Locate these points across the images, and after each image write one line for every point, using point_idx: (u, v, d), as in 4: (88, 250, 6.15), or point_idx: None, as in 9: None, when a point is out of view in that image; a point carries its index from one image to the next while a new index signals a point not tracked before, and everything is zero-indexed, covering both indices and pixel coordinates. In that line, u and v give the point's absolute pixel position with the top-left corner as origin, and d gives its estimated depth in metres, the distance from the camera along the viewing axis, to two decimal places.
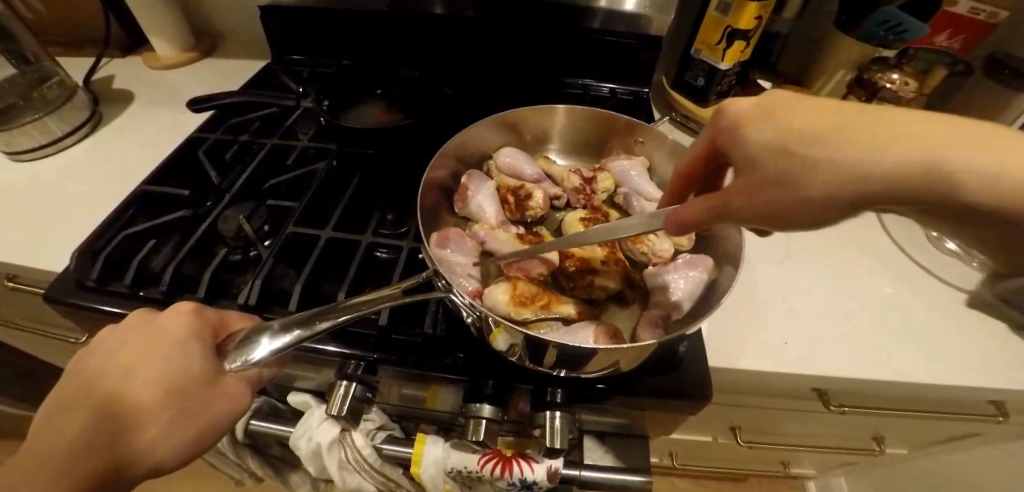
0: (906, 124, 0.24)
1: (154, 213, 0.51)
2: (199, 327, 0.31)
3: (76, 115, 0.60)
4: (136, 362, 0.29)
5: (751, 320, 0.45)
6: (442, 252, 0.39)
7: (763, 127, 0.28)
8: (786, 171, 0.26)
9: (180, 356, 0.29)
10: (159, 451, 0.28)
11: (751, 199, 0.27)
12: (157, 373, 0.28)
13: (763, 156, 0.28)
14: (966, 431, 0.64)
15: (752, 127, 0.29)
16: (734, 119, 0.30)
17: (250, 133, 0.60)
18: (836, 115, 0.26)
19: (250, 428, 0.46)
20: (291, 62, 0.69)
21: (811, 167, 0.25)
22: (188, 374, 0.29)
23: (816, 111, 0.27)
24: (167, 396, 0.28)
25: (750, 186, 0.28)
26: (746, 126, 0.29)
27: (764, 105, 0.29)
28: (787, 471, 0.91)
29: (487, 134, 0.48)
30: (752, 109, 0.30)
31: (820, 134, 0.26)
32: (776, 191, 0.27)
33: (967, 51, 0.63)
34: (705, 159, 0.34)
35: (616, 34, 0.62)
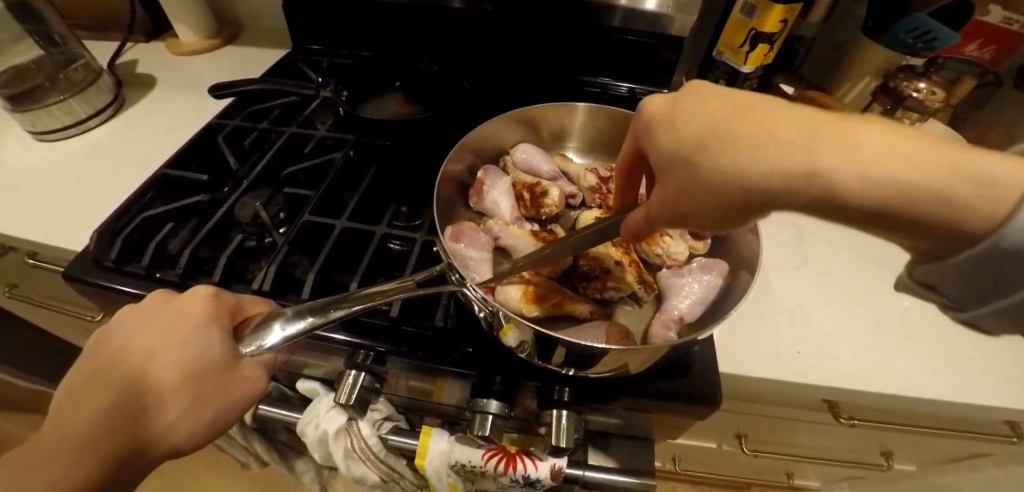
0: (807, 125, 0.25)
1: (173, 196, 0.51)
2: (218, 311, 0.32)
3: (100, 97, 0.61)
4: (156, 346, 0.29)
5: (764, 328, 0.45)
6: (457, 247, 0.38)
7: (676, 127, 0.30)
8: (699, 177, 0.28)
9: (200, 342, 0.30)
10: (177, 433, 0.28)
11: (672, 202, 0.30)
12: (177, 357, 0.29)
13: (678, 159, 0.29)
14: (977, 451, 0.63)
15: (660, 130, 0.31)
16: (651, 118, 0.32)
17: (269, 121, 0.60)
18: (732, 116, 0.28)
19: (259, 413, 0.47)
20: (312, 52, 0.70)
21: (718, 173, 0.27)
22: (208, 359, 0.30)
23: (715, 111, 0.29)
24: (186, 381, 0.29)
25: (670, 190, 0.30)
26: (660, 126, 0.31)
27: (674, 105, 0.31)
28: (791, 482, 0.90)
29: (504, 129, 0.48)
30: (663, 109, 0.31)
31: (718, 139, 0.27)
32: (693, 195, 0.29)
33: (998, 63, 0.60)
34: (640, 158, 0.36)
35: (637, 34, 0.61)
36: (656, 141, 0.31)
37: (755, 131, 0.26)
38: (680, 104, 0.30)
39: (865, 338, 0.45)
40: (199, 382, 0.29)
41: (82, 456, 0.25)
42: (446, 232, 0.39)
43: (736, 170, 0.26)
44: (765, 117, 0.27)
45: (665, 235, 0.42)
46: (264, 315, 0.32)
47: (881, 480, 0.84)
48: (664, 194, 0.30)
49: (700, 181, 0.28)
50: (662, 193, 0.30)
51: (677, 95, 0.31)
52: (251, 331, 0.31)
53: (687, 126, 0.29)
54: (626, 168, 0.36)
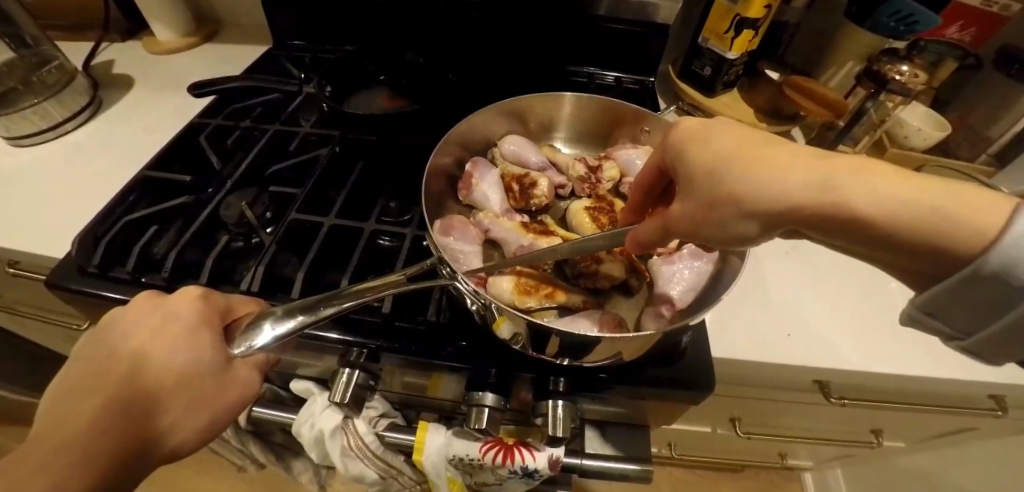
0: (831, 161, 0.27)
1: (157, 198, 0.50)
2: (209, 313, 0.31)
3: (76, 100, 0.60)
4: (150, 350, 0.29)
5: (754, 312, 0.45)
6: (446, 240, 0.38)
7: (703, 145, 0.31)
8: (718, 194, 0.29)
9: (193, 345, 0.29)
10: (179, 432, 0.29)
11: (690, 219, 0.30)
12: (173, 360, 0.29)
13: (701, 174, 0.30)
14: (963, 426, 0.65)
15: (687, 147, 0.31)
16: (680, 136, 0.32)
17: (252, 118, 0.59)
18: (757, 147, 0.29)
19: (253, 415, 0.46)
20: (294, 47, 0.69)
21: (737, 191, 0.28)
22: (204, 362, 0.29)
23: (745, 139, 0.30)
24: (184, 383, 0.29)
25: (690, 205, 0.30)
26: (687, 144, 0.32)
27: (704, 127, 0.32)
28: (784, 463, 0.92)
29: (493, 122, 0.48)
30: (693, 129, 0.32)
31: (742, 162, 0.28)
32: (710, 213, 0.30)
33: (979, 46, 0.63)
34: (658, 176, 0.36)
35: (622, 22, 0.61)
36: (683, 157, 0.32)
37: (777, 161, 0.28)
38: (712, 128, 0.31)
39: (853, 320, 0.46)
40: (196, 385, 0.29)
41: (79, 460, 0.24)
42: (437, 224, 0.39)
43: (754, 190, 0.27)
44: (781, 152, 0.28)
45: None
46: (256, 313, 0.31)
47: (871, 457, 0.86)
48: (683, 210, 0.31)
49: (718, 198, 0.29)
50: (681, 208, 0.31)
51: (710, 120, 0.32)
52: (240, 332, 0.30)
53: (716, 147, 0.30)
54: (642, 185, 0.37)
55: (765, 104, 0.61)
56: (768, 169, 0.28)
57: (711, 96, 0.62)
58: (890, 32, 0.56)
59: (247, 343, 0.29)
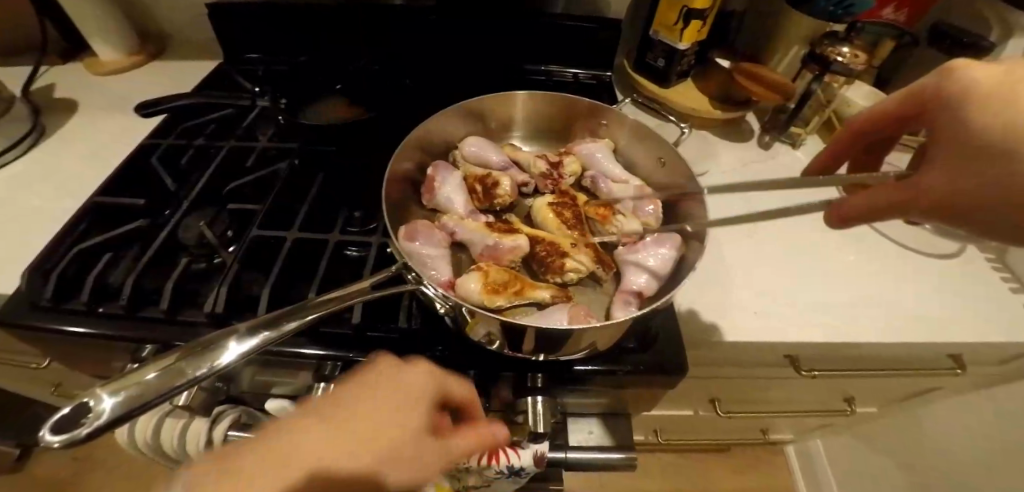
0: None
1: (109, 225, 0.48)
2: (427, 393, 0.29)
3: (16, 128, 0.57)
4: (376, 403, 0.27)
5: (722, 295, 0.46)
6: (411, 246, 0.38)
7: (968, 84, 0.28)
8: (985, 128, 0.26)
9: (403, 418, 0.28)
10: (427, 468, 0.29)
11: (944, 188, 0.26)
12: (384, 420, 0.27)
13: (961, 111, 0.27)
14: (927, 386, 0.68)
15: (976, 105, 0.27)
16: (962, 86, 0.28)
17: (205, 136, 0.57)
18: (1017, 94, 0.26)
19: (228, 439, 0.44)
20: (245, 61, 0.67)
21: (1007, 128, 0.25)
22: (411, 429, 0.28)
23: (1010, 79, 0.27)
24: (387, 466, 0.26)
25: (942, 171, 0.27)
26: (966, 94, 0.28)
27: (999, 76, 0.27)
28: (767, 437, 0.94)
29: (452, 123, 0.48)
30: (988, 79, 0.28)
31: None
32: (959, 185, 0.26)
33: (913, 22, 0.66)
34: (891, 128, 0.34)
35: (575, 19, 0.62)
36: (956, 114, 0.28)
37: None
38: (1004, 80, 0.27)
39: (814, 293, 0.48)
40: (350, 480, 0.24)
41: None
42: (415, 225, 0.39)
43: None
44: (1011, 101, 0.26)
45: (618, 214, 0.43)
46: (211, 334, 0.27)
47: (847, 424, 0.90)
48: (934, 178, 0.27)
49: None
50: (934, 178, 0.27)
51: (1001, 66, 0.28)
52: (189, 351, 0.26)
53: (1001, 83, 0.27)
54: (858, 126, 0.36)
55: (717, 92, 0.63)
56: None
57: (666, 86, 0.63)
58: (829, 16, 0.60)
59: (192, 372, 0.25)
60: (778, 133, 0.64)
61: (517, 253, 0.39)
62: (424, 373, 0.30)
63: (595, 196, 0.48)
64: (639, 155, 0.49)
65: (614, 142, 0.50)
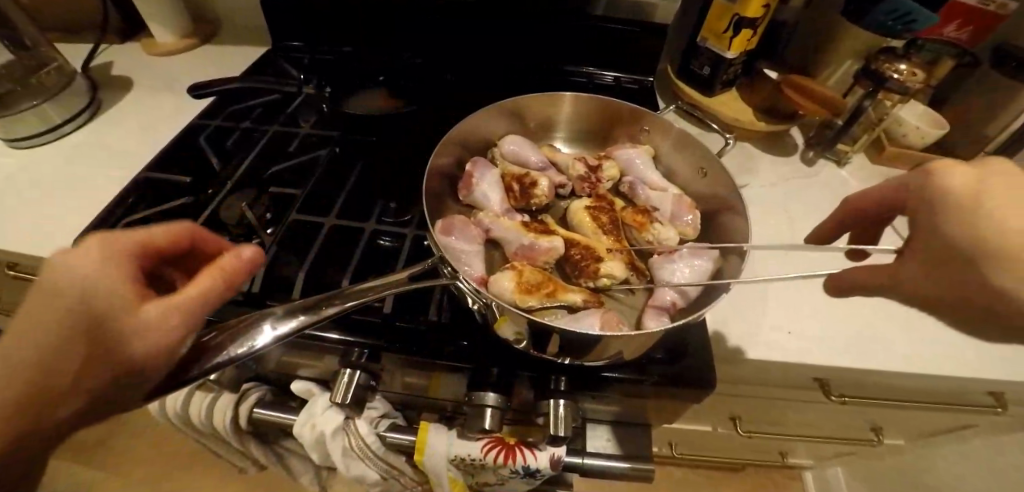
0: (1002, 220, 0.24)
1: (156, 200, 0.50)
2: (121, 265, 0.25)
3: (75, 101, 0.60)
4: (48, 273, 0.24)
5: (756, 312, 0.45)
6: (447, 240, 0.38)
7: (945, 187, 0.27)
8: (949, 239, 0.26)
9: (88, 277, 0.24)
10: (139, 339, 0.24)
11: (927, 286, 0.27)
12: (65, 292, 0.23)
13: (936, 218, 0.27)
14: (963, 423, 0.64)
15: (947, 214, 0.26)
16: (935, 191, 0.27)
17: (250, 120, 0.59)
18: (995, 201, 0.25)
19: (255, 416, 0.46)
20: (292, 49, 0.68)
21: (971, 242, 0.25)
22: (103, 294, 0.24)
23: (988, 183, 0.26)
24: (90, 340, 0.23)
25: (922, 266, 0.28)
26: (940, 199, 0.27)
27: (976, 178, 0.26)
28: (784, 461, 0.92)
29: (492, 121, 0.48)
30: (965, 182, 0.27)
31: (1011, 206, 0.25)
32: (936, 286, 0.27)
33: (976, 43, 0.63)
34: (888, 214, 0.33)
35: (621, 22, 0.61)
36: (935, 223, 0.27)
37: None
38: (981, 186, 0.26)
39: (853, 317, 0.46)
40: (106, 335, 0.23)
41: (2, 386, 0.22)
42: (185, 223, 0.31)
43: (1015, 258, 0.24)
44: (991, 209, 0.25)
45: (655, 221, 0.42)
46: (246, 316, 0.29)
47: (870, 455, 0.86)
48: (913, 273, 0.28)
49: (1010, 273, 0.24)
50: (915, 274, 0.28)
51: (979, 165, 0.27)
52: (231, 331, 0.28)
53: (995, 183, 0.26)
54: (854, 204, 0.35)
55: (762, 104, 0.61)
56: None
57: (709, 95, 0.62)
58: (887, 31, 0.56)
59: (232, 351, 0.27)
60: (822, 149, 0.62)
61: (551, 255, 0.39)
62: (91, 239, 0.25)
63: (632, 203, 0.47)
64: (680, 164, 0.48)
65: (654, 150, 0.50)
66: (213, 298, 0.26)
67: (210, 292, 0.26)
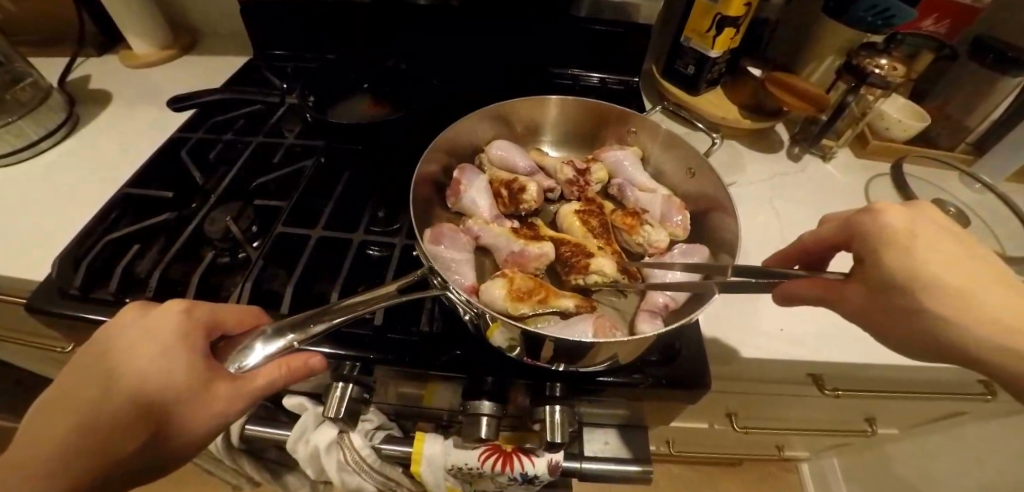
0: (937, 263, 0.28)
1: (139, 215, 0.49)
2: (193, 336, 0.28)
3: (52, 117, 0.58)
4: (135, 344, 0.27)
5: (747, 310, 0.45)
6: (436, 248, 0.38)
7: (884, 229, 0.30)
8: (889, 271, 0.29)
9: (167, 368, 0.26)
10: (196, 421, 0.27)
11: (867, 306, 0.30)
12: (146, 384, 0.26)
13: (878, 252, 0.29)
14: (954, 410, 0.65)
15: (888, 249, 0.29)
16: (878, 230, 0.30)
17: (234, 132, 0.58)
18: (926, 244, 0.28)
19: (246, 433, 0.45)
20: (274, 57, 0.67)
21: (908, 274, 0.28)
22: (176, 384, 0.26)
23: (921, 228, 0.29)
24: (157, 424, 0.26)
25: (864, 290, 0.31)
26: (880, 238, 0.29)
27: (911, 221, 0.29)
28: (781, 454, 0.92)
29: (479, 126, 0.48)
30: (902, 225, 0.29)
31: (935, 251, 0.28)
32: (874, 308, 0.30)
33: (954, 36, 0.64)
34: (833, 251, 0.35)
35: (605, 23, 0.61)
36: (877, 256, 0.29)
37: (975, 270, 0.28)
38: (915, 229, 0.29)
39: None
40: (169, 407, 0.26)
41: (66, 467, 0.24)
42: (255, 310, 0.33)
43: (941, 291, 0.27)
44: (924, 252, 0.28)
45: (646, 223, 0.42)
46: (251, 333, 0.30)
47: (864, 445, 0.87)
48: (855, 295, 0.31)
49: (937, 303, 0.27)
50: (858, 297, 0.31)
51: (915, 212, 0.30)
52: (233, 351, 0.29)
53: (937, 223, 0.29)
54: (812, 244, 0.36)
55: (747, 101, 0.62)
56: (972, 280, 0.27)
57: (695, 94, 0.62)
58: (866, 27, 0.57)
59: (226, 366, 0.28)
60: (808, 144, 0.63)
61: (542, 260, 0.39)
62: (179, 310, 0.29)
63: (622, 205, 0.47)
64: (668, 164, 0.49)
65: (643, 151, 0.50)
66: (272, 391, 0.30)
67: (272, 387, 0.30)
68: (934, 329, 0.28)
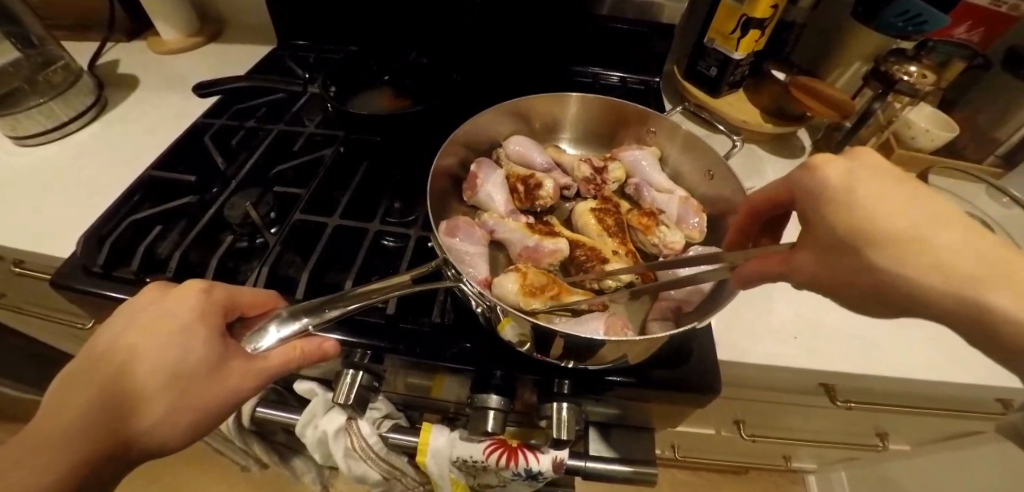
0: (907, 214, 0.23)
1: (162, 199, 0.50)
2: (210, 313, 0.29)
3: (82, 100, 0.60)
4: (157, 320, 0.28)
5: (759, 318, 0.45)
6: (451, 241, 0.39)
7: (821, 186, 0.26)
8: (835, 226, 0.25)
9: (183, 345, 0.27)
10: (210, 398, 0.27)
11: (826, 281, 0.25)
12: (161, 364, 0.27)
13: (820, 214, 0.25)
14: (967, 430, 0.63)
15: (825, 206, 0.25)
16: (816, 186, 0.26)
17: (256, 119, 0.59)
18: (878, 198, 0.24)
19: (257, 415, 0.46)
20: (298, 47, 0.68)
21: (857, 237, 0.24)
22: (192, 362, 0.27)
23: (862, 171, 0.25)
24: (171, 399, 0.27)
25: (815, 256, 0.25)
26: (822, 193, 0.26)
27: (850, 170, 0.25)
28: (788, 465, 0.91)
29: (496, 121, 0.48)
30: (839, 178, 0.25)
31: (888, 197, 0.24)
32: (849, 282, 0.24)
33: (987, 46, 0.62)
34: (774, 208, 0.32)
35: (627, 22, 0.61)
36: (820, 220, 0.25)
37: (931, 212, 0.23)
38: (857, 179, 0.25)
39: (863, 322, 0.45)
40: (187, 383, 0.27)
41: (74, 448, 0.24)
42: (272, 292, 0.34)
43: (907, 250, 0.23)
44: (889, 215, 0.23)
45: (661, 224, 0.42)
46: (268, 315, 0.31)
47: (872, 460, 0.85)
48: (807, 264, 0.26)
49: (911, 264, 0.23)
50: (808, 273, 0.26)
51: (851, 157, 0.26)
52: (253, 330, 0.30)
53: (871, 180, 0.24)
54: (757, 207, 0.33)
55: (770, 105, 0.61)
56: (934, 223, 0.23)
57: (715, 96, 0.62)
58: (893, 32, 0.56)
59: (242, 343, 0.30)
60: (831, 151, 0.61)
61: (556, 256, 0.39)
62: (199, 289, 0.29)
63: (637, 204, 0.47)
64: (686, 166, 0.48)
65: (661, 151, 0.50)
66: (284, 371, 0.31)
67: (285, 367, 0.30)
68: (897, 296, 0.23)
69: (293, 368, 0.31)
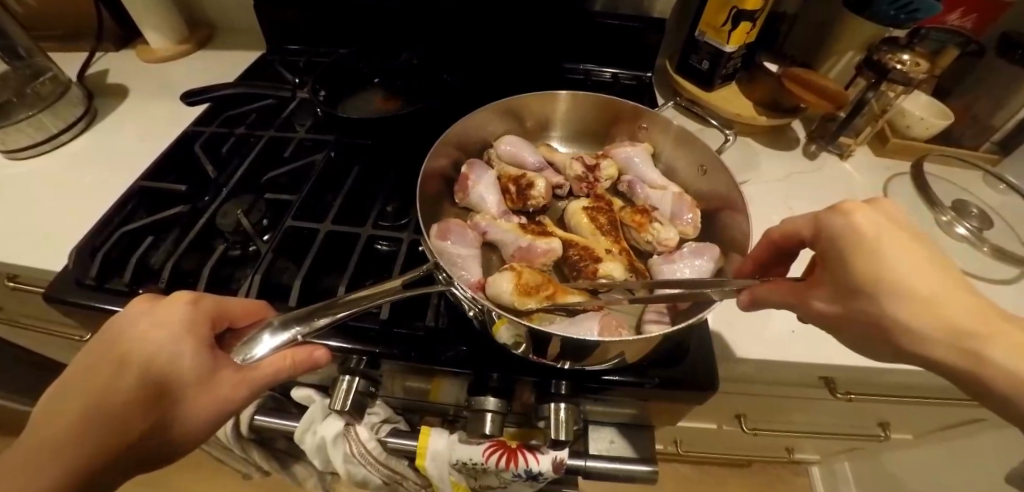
0: (917, 272, 0.26)
1: (154, 208, 0.50)
2: (199, 323, 0.29)
3: (71, 111, 0.59)
4: (146, 331, 0.27)
5: (756, 313, 0.44)
6: (443, 244, 0.38)
7: (847, 230, 0.27)
8: (853, 273, 0.27)
9: (174, 355, 0.27)
10: (203, 407, 0.27)
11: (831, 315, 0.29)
12: (152, 374, 0.27)
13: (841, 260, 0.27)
14: (968, 418, 0.63)
15: (848, 251, 0.27)
16: (841, 229, 0.28)
17: (246, 126, 0.59)
18: (896, 254, 0.26)
19: (256, 423, 0.46)
20: (288, 52, 0.68)
21: (871, 285, 0.26)
22: (184, 372, 0.27)
23: (887, 226, 0.27)
24: (163, 410, 0.26)
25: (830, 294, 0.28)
26: (848, 238, 0.27)
27: (877, 220, 0.27)
28: (790, 457, 0.91)
29: (488, 123, 0.47)
30: (867, 225, 0.27)
31: (904, 253, 0.26)
32: (854, 320, 0.28)
33: (981, 32, 0.62)
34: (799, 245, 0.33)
35: (619, 18, 0.61)
36: (841, 261, 0.27)
37: (938, 274, 0.26)
38: (881, 231, 0.27)
39: None
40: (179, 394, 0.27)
41: (63, 461, 0.24)
42: (261, 302, 0.34)
43: (910, 303, 0.25)
44: (904, 270, 0.26)
45: (655, 221, 0.42)
46: (259, 325, 0.31)
47: (874, 450, 0.85)
48: (822, 303, 0.29)
49: (911, 316, 0.25)
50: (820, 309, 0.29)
51: (878, 209, 0.28)
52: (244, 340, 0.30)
53: (890, 235, 0.26)
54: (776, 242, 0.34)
55: (764, 98, 0.60)
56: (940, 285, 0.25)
57: (709, 90, 0.61)
58: (886, 21, 0.55)
59: (233, 355, 0.29)
60: (825, 143, 0.61)
61: (549, 257, 0.39)
62: (188, 300, 0.29)
63: (631, 201, 0.47)
64: (680, 162, 0.48)
65: (654, 148, 0.49)
66: (277, 380, 0.30)
67: (278, 375, 0.30)
68: (894, 339, 0.26)
69: (286, 376, 0.31)
